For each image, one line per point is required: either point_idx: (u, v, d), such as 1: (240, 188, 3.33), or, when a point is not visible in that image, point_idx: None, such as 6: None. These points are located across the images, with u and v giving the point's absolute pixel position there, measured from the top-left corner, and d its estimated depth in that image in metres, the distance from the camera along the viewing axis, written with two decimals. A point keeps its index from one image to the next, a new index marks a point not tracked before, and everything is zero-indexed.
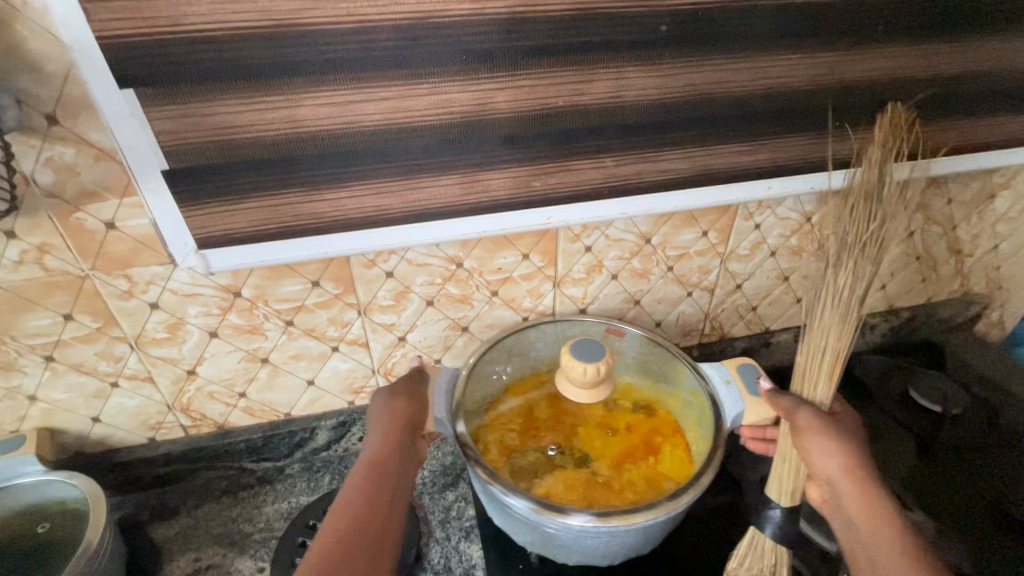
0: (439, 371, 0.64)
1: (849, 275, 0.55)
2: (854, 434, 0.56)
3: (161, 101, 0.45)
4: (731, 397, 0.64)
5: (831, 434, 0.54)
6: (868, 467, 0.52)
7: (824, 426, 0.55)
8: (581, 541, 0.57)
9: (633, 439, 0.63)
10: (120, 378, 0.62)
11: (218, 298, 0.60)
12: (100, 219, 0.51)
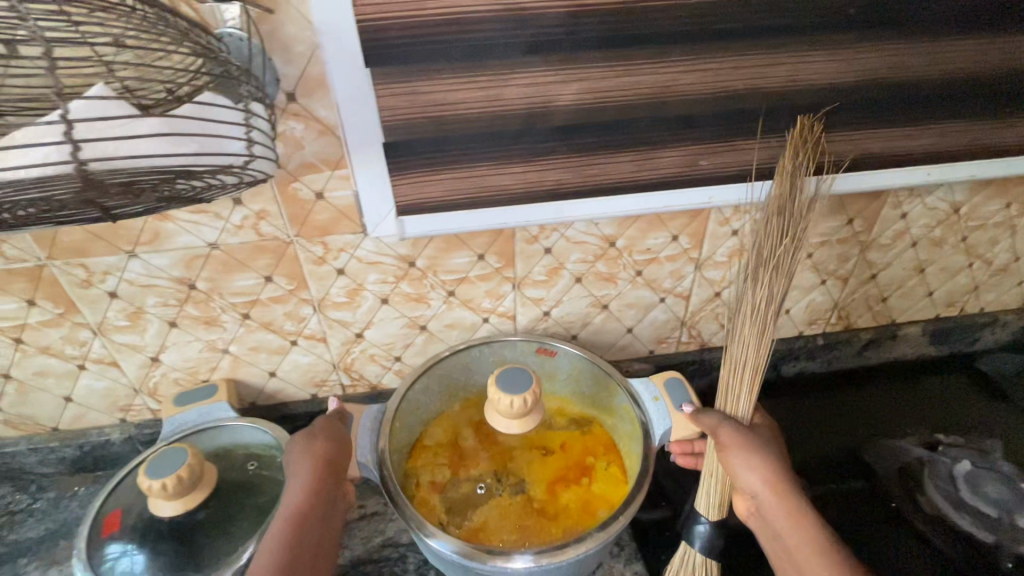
0: (361, 413, 0.64)
1: (764, 291, 0.56)
2: (769, 442, 0.57)
3: (392, 79, 0.49)
4: (658, 413, 0.65)
5: (753, 447, 0.55)
6: (787, 477, 0.54)
7: (747, 440, 0.56)
8: None
9: (566, 460, 0.66)
10: (299, 337, 0.68)
11: (395, 267, 0.64)
12: (312, 189, 0.56)
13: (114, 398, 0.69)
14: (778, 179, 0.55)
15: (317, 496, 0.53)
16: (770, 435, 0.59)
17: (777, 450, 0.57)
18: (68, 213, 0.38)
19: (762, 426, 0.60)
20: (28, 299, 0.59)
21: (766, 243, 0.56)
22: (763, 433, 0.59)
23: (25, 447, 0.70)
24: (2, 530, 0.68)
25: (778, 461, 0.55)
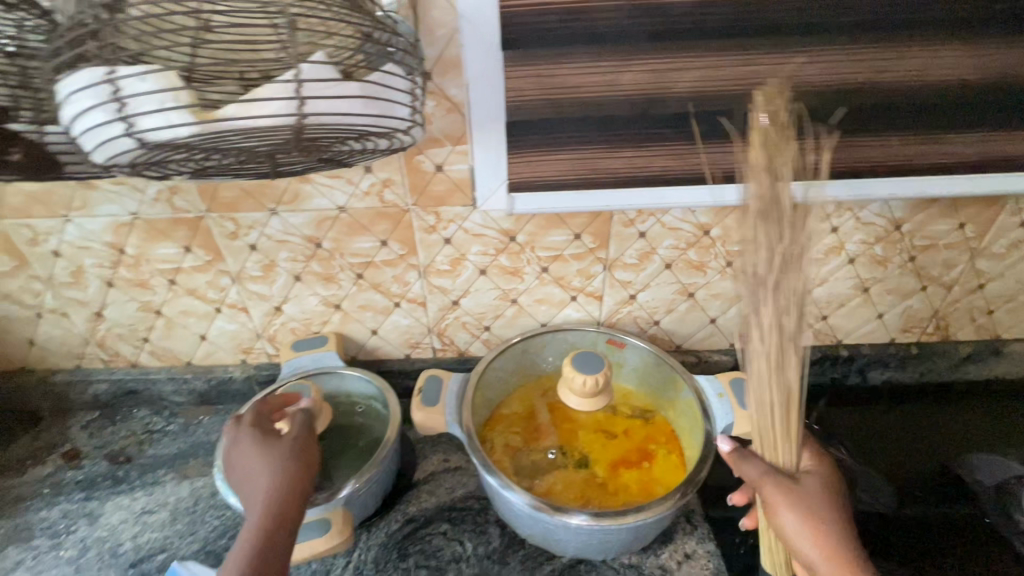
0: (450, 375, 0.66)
1: (771, 312, 0.51)
2: (824, 500, 0.52)
3: (522, 63, 0.53)
4: (721, 409, 0.63)
5: (801, 511, 0.50)
6: (843, 542, 0.50)
7: (795, 503, 0.51)
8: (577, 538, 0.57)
9: (628, 444, 0.69)
10: (403, 300, 0.74)
11: (497, 240, 0.69)
12: (434, 162, 0.62)
13: (240, 341, 0.78)
14: (750, 179, 0.49)
15: (283, 494, 0.52)
16: (826, 485, 0.54)
17: (835, 508, 0.51)
18: (243, 165, 0.44)
19: (817, 476, 0.54)
20: (185, 245, 0.68)
21: (774, 268, 0.50)
22: (818, 486, 0.53)
23: (164, 376, 0.80)
24: (143, 444, 0.78)
25: (833, 524, 0.50)
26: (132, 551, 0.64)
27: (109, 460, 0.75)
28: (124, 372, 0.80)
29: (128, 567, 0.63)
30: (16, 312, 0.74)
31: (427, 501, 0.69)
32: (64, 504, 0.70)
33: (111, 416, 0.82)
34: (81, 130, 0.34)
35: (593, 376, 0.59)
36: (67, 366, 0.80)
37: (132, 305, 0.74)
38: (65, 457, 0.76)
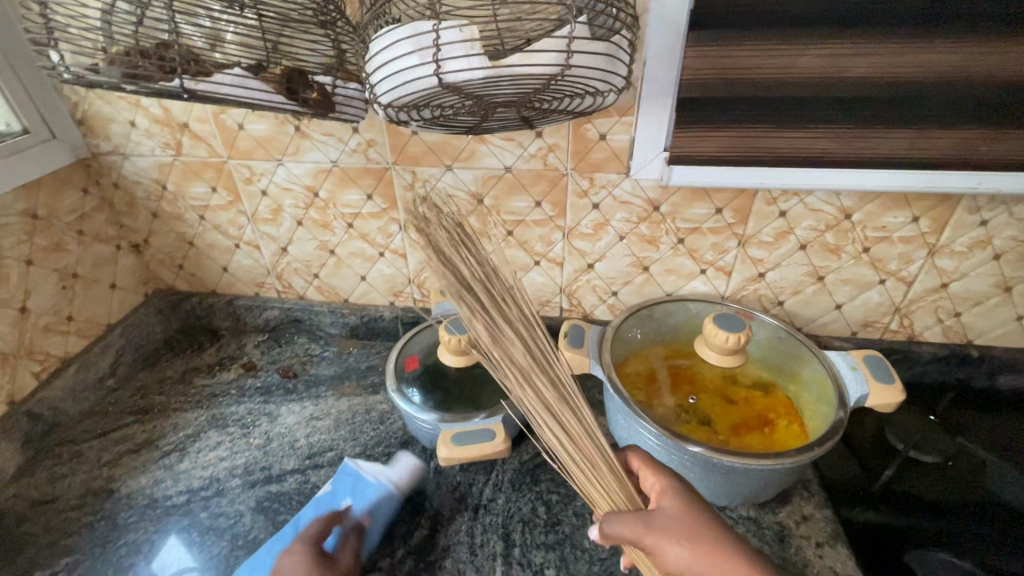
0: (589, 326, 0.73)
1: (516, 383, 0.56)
2: (686, 514, 0.47)
3: (702, 41, 0.58)
4: (854, 380, 0.65)
5: (674, 538, 0.46)
6: (708, 528, 0.46)
7: (666, 534, 0.46)
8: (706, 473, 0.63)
9: (750, 410, 0.70)
10: (543, 259, 0.82)
11: (641, 208, 0.74)
12: (599, 131, 0.68)
13: (393, 284, 0.88)
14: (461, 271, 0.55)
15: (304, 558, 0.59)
16: (678, 494, 0.49)
17: (700, 514, 0.47)
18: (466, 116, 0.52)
19: (669, 491, 0.50)
20: (368, 193, 0.78)
21: (500, 337, 0.54)
22: (676, 503, 0.49)
23: (326, 309, 0.92)
24: (306, 364, 0.90)
25: (701, 532, 0.45)
26: (306, 445, 0.75)
27: (279, 374, 0.88)
28: (293, 303, 0.93)
29: (304, 458, 0.74)
30: (221, 241, 0.88)
31: None
32: (248, 402, 0.83)
33: (278, 338, 0.95)
34: (386, 77, 0.44)
35: (733, 334, 0.65)
36: (249, 292, 0.94)
37: (312, 243, 0.86)
38: (243, 367, 0.89)
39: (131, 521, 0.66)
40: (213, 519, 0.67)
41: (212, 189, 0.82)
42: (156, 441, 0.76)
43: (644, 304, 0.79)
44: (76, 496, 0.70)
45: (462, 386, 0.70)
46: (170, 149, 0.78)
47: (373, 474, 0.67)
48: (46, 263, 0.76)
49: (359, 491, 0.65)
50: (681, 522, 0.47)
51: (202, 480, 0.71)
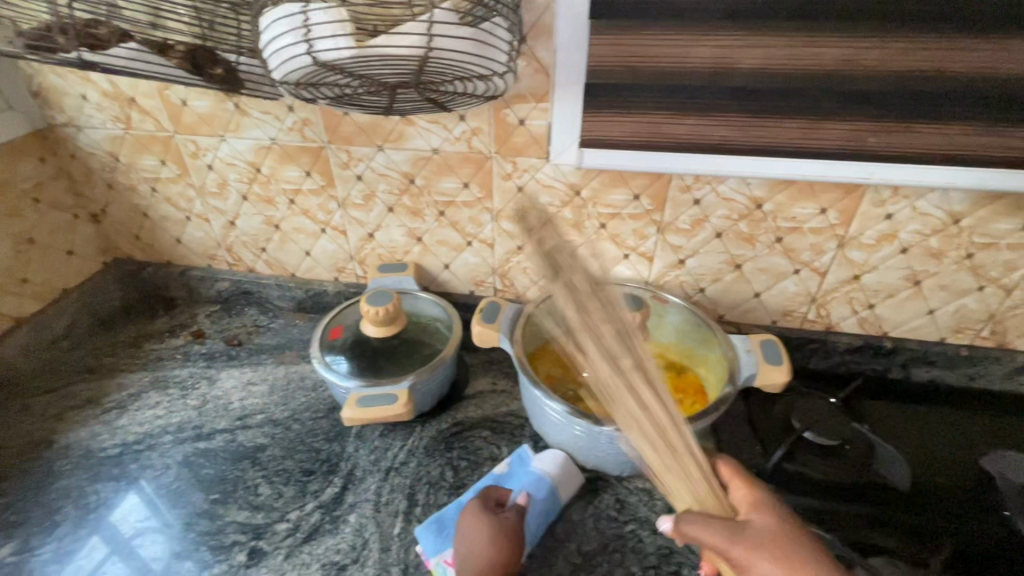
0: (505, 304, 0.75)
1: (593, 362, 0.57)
2: (781, 533, 0.47)
3: (603, 31, 0.61)
4: (747, 361, 0.68)
5: (773, 556, 0.45)
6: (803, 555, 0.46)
7: (763, 549, 0.46)
8: (605, 447, 0.65)
9: None
10: (475, 240, 0.85)
11: (563, 192, 0.77)
12: (518, 116, 0.71)
13: (336, 260, 0.92)
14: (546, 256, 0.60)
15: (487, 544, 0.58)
16: (767, 508, 0.50)
17: (794, 534, 0.47)
18: (368, 96, 0.55)
19: (762, 507, 0.51)
20: (306, 170, 0.82)
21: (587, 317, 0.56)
22: (770, 520, 0.49)
23: (274, 282, 0.96)
24: (252, 333, 0.95)
25: (796, 550, 0.46)
26: (238, 407, 0.80)
27: (225, 342, 0.92)
28: (243, 275, 0.97)
29: (235, 419, 0.78)
30: (173, 213, 0.92)
31: (474, 412, 0.79)
32: (191, 366, 0.87)
33: (229, 309, 0.99)
34: (272, 53, 0.47)
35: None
36: (202, 264, 0.98)
37: (258, 218, 0.90)
38: (192, 334, 0.94)
39: (65, 469, 0.71)
40: (143, 469, 0.71)
41: (161, 162, 0.85)
42: (100, 399, 0.81)
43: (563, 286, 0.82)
44: (19, 445, 0.74)
45: (382, 356, 0.74)
46: (120, 122, 0.82)
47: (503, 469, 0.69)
48: (2, 227, 0.81)
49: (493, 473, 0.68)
50: (772, 544, 0.46)
51: (137, 435, 0.75)
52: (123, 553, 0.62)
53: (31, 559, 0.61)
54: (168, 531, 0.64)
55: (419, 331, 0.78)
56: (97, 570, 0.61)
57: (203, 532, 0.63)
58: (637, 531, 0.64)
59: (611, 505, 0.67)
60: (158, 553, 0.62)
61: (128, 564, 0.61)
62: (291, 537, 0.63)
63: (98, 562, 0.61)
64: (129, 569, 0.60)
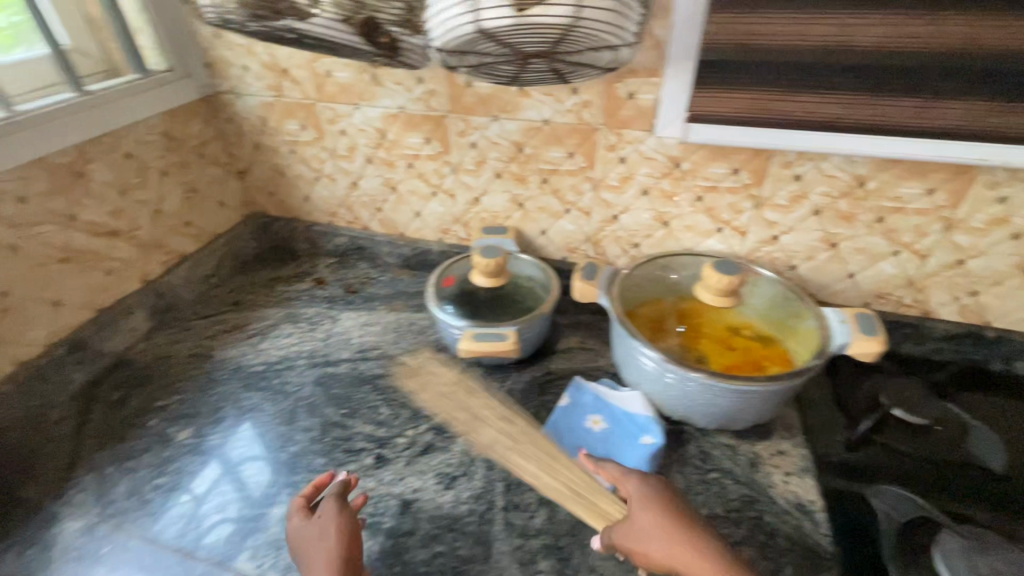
0: (602, 266, 0.81)
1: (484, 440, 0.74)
2: (655, 523, 0.56)
3: (722, 10, 0.65)
4: (841, 331, 0.72)
5: (653, 546, 0.54)
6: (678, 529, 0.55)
7: (644, 543, 0.55)
8: (692, 396, 0.70)
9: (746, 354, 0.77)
10: (573, 208, 0.91)
11: (664, 164, 0.82)
12: (629, 90, 0.76)
13: (442, 222, 1.02)
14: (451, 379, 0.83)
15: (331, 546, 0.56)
16: (648, 499, 0.58)
17: (668, 521, 0.55)
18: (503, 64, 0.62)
19: (640, 501, 0.58)
20: (426, 137, 0.91)
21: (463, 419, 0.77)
22: (646, 510, 0.57)
23: (386, 240, 1.07)
24: (365, 283, 1.06)
25: (668, 538, 0.54)
26: (358, 343, 0.91)
27: (343, 289, 1.05)
28: (359, 232, 1.09)
29: (356, 351, 0.89)
30: (306, 173, 1.05)
31: (565, 364, 0.86)
32: (316, 307, 1.00)
33: (344, 262, 1.12)
34: (442, 19, 0.55)
35: (727, 276, 0.72)
36: (324, 220, 1.11)
37: (378, 180, 1.00)
38: (315, 281, 1.07)
39: (223, 378, 0.84)
40: (285, 384, 0.83)
41: (302, 127, 0.98)
42: (245, 326, 0.95)
43: (658, 254, 0.87)
44: (186, 355, 0.89)
45: (485, 305, 0.83)
46: (272, 90, 0.95)
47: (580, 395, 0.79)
48: (176, 176, 0.96)
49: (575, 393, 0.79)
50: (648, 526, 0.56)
51: (277, 357, 0.88)
52: (267, 451, 0.73)
53: (204, 443, 0.74)
54: (270, 459, 0.72)
55: (516, 286, 0.86)
56: (212, 485, 0.69)
57: (337, 438, 0.75)
58: (720, 479, 0.69)
59: (696, 455, 0.72)
60: (259, 479, 0.69)
61: (234, 484, 0.69)
62: (409, 450, 0.73)
63: (218, 478, 0.70)
64: (235, 490, 0.68)
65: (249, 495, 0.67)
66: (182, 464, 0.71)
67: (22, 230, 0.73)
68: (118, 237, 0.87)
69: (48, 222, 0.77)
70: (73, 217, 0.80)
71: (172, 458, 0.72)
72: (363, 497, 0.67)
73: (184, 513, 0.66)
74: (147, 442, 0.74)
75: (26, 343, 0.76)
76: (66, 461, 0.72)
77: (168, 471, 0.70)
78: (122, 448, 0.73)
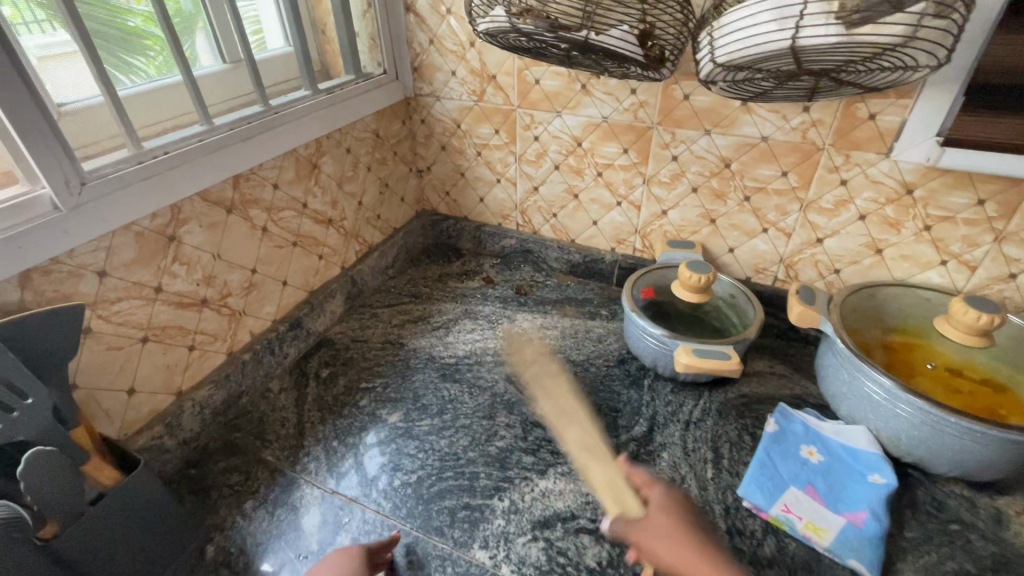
0: (818, 292, 0.79)
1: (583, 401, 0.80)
2: (667, 521, 0.55)
3: (1014, 31, 0.61)
4: None
5: (655, 539, 0.53)
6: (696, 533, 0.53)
7: (651, 534, 0.54)
8: (935, 438, 0.65)
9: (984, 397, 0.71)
10: (772, 227, 0.89)
11: (892, 190, 0.78)
12: (870, 110, 0.73)
13: (619, 232, 1.02)
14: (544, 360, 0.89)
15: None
16: (666, 508, 0.56)
17: (681, 523, 0.54)
18: (775, 79, 0.61)
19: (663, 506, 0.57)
20: (625, 147, 0.91)
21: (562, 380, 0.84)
22: (662, 509, 0.56)
23: (556, 245, 1.09)
24: (532, 287, 1.08)
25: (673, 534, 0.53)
26: (540, 344, 0.93)
27: (513, 289, 1.07)
28: (529, 235, 1.11)
29: (539, 353, 0.91)
30: (486, 176, 1.08)
31: (759, 388, 0.84)
32: (491, 305, 1.03)
33: (508, 263, 1.14)
34: (738, 36, 0.55)
35: (986, 313, 0.68)
36: (494, 222, 1.14)
37: (561, 186, 1.02)
38: (484, 280, 1.10)
39: (419, 367, 0.88)
40: (477, 380, 0.86)
41: (494, 132, 1.01)
42: (428, 318, 0.99)
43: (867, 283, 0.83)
44: (378, 342, 0.94)
45: (676, 317, 0.83)
46: (474, 95, 0.99)
47: (792, 424, 0.75)
48: (376, 172, 1.02)
49: (790, 422, 0.75)
50: (671, 523, 0.54)
51: (465, 352, 0.91)
52: (472, 444, 0.75)
53: (415, 428, 0.78)
54: (480, 451, 0.74)
55: (712, 307, 0.84)
56: (346, 476, 0.71)
57: (539, 438, 0.76)
58: (963, 532, 0.64)
59: (929, 502, 0.67)
60: (392, 476, 0.71)
61: (362, 478, 0.71)
62: (616, 459, 0.73)
63: (380, 467, 0.72)
64: (359, 482, 0.70)
65: (381, 491, 0.69)
66: (382, 449, 0.75)
67: (272, 214, 0.80)
68: (331, 226, 0.93)
69: (289, 208, 0.83)
70: (305, 205, 0.86)
71: (390, 440, 0.76)
72: (580, 501, 0.67)
73: (409, 494, 0.69)
74: (362, 422, 0.79)
75: (260, 318, 0.83)
76: (294, 430, 0.78)
77: (372, 455, 0.74)
78: (341, 425, 0.78)
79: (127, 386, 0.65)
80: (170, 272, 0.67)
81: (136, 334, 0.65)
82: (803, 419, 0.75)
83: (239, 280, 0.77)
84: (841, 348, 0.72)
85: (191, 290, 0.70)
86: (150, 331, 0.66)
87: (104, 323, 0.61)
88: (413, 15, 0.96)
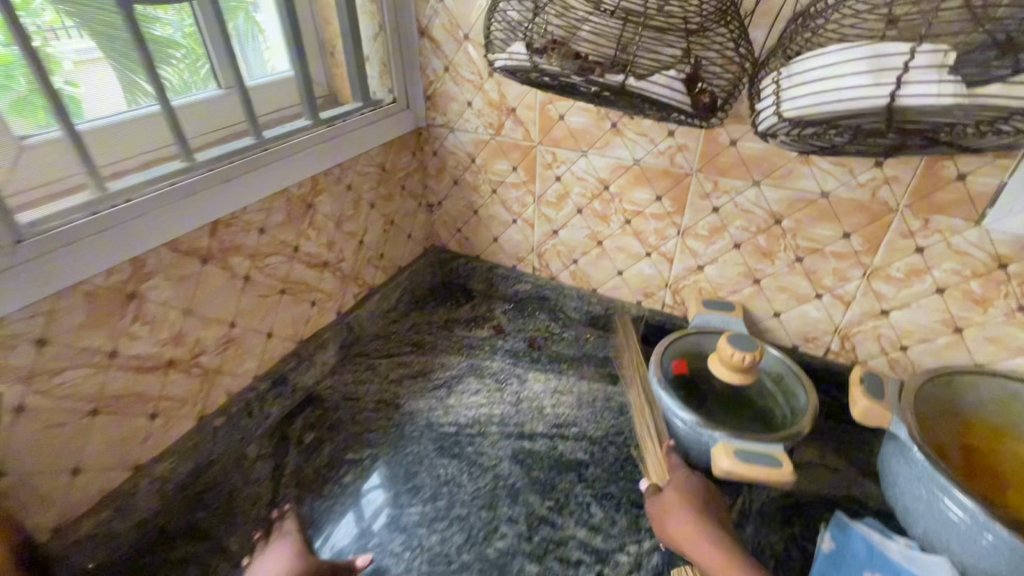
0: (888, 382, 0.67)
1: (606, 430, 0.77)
2: (685, 503, 0.61)
3: None
4: None
5: (675, 515, 0.60)
6: (708, 518, 0.59)
7: (670, 513, 0.61)
8: None
9: None
10: (827, 293, 0.76)
11: (981, 263, 0.65)
12: (960, 170, 0.61)
13: (647, 285, 0.90)
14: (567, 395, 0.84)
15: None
16: (694, 488, 0.63)
17: (698, 505, 0.61)
18: (853, 137, 0.50)
19: (678, 471, 0.65)
20: (658, 194, 0.80)
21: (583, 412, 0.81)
22: (681, 490, 0.63)
23: (575, 294, 0.98)
24: (547, 339, 0.97)
25: (690, 510, 0.60)
26: (553, 413, 0.82)
27: (526, 342, 0.97)
28: (545, 281, 1.00)
29: (552, 425, 0.80)
30: (501, 215, 0.98)
31: (808, 486, 0.71)
32: (500, 360, 0.92)
33: (521, 310, 1.04)
34: (818, 90, 0.44)
35: None
36: (508, 264, 1.03)
37: (583, 231, 0.91)
38: (494, 329, 1.00)
39: (415, 435, 0.78)
40: (479, 456, 0.75)
41: (512, 168, 0.91)
42: (430, 374, 0.89)
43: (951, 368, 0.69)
44: (372, 401, 0.84)
45: (712, 399, 0.71)
46: (491, 129, 0.89)
47: (854, 541, 0.63)
48: (381, 208, 0.93)
49: (847, 537, 0.63)
50: (685, 500, 0.61)
51: (468, 418, 0.81)
52: (468, 543, 0.64)
53: (404, 517, 0.67)
54: (475, 553, 0.63)
55: (756, 387, 0.72)
56: None
57: (546, 539, 0.65)
58: None
59: None
60: None
61: None
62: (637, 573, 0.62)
63: None
64: None
65: None
66: (364, 544, 0.65)
67: (257, 261, 0.71)
68: (327, 269, 0.84)
69: (278, 254, 0.74)
70: (297, 249, 0.77)
71: (374, 532, 0.66)
72: None
73: None
74: (347, 504, 0.69)
75: (239, 375, 0.74)
76: (266, 512, 0.68)
77: (351, 552, 0.64)
78: (320, 508, 0.69)
79: (70, 466, 0.57)
80: (129, 334, 0.58)
81: (84, 407, 0.56)
82: (865, 534, 0.63)
83: (214, 336, 0.68)
84: (918, 458, 0.59)
85: (154, 351, 0.62)
86: (102, 401, 0.58)
87: (41, 398, 0.52)
88: (428, 40, 0.87)
